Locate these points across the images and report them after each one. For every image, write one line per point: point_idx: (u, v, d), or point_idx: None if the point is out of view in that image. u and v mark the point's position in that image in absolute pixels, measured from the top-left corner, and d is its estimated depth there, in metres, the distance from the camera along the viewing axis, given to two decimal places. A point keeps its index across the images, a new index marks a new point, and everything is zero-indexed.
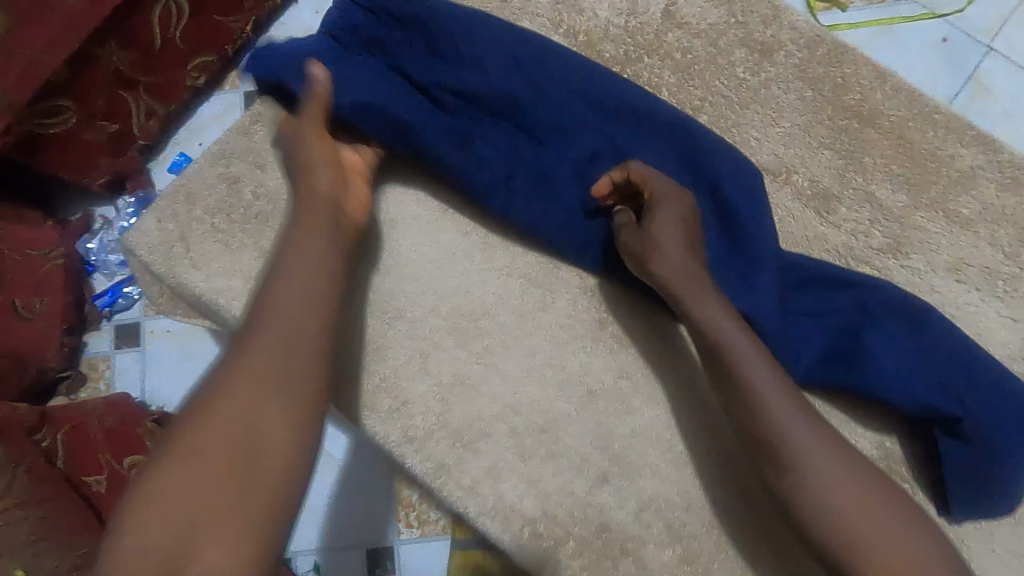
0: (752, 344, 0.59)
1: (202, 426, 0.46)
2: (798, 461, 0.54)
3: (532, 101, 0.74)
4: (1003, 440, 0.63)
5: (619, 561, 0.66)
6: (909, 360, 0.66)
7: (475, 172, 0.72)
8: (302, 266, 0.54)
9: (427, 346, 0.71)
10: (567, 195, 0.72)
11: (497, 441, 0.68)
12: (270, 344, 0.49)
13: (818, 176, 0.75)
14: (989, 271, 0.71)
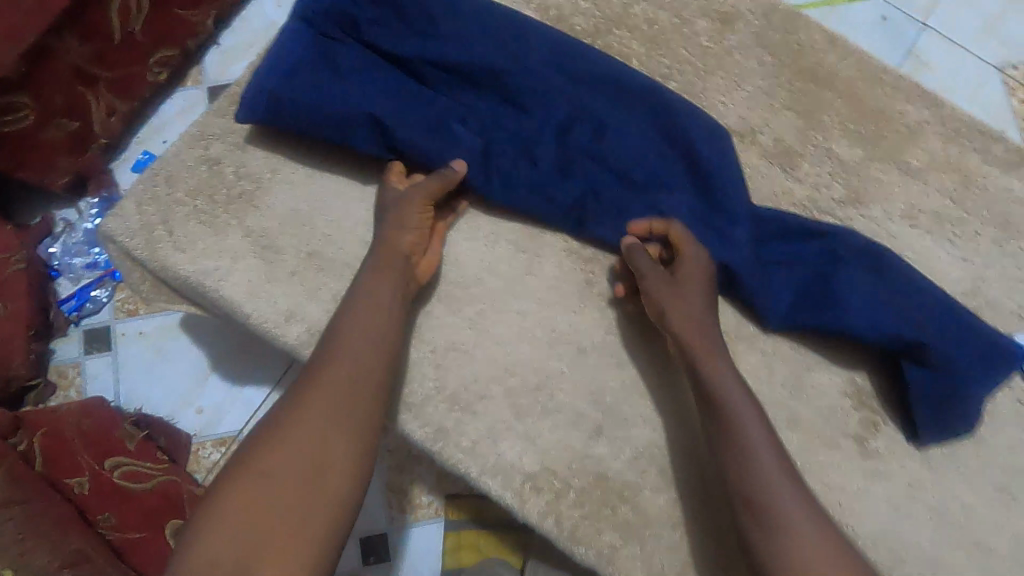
0: (741, 388, 0.64)
1: (278, 451, 0.55)
2: (771, 511, 0.57)
3: (509, 78, 0.77)
4: (959, 363, 0.69)
5: (616, 506, 0.71)
6: (873, 297, 0.71)
7: (459, 148, 0.75)
8: (367, 319, 0.64)
9: (422, 317, 0.75)
10: (548, 165, 0.76)
11: (494, 402, 0.73)
12: (344, 390, 0.59)
13: (781, 135, 0.79)
14: (939, 216, 0.78)
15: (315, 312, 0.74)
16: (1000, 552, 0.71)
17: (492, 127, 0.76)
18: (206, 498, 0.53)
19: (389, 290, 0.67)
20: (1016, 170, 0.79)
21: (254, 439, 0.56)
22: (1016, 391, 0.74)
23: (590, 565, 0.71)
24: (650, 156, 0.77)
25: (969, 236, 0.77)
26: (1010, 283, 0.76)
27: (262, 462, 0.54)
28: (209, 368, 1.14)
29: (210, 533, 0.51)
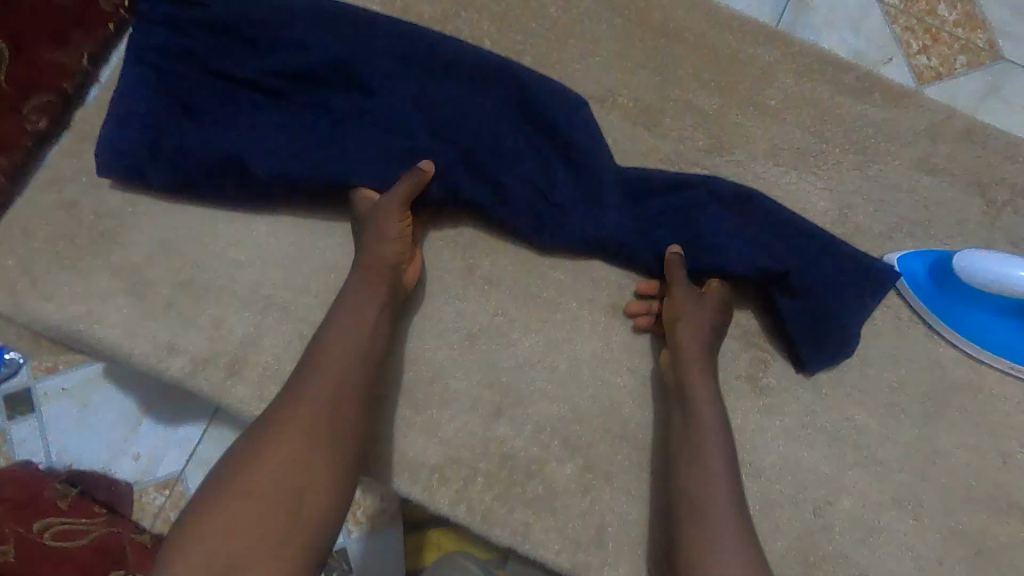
0: (709, 376, 0.67)
1: (259, 466, 0.55)
2: (697, 494, 0.60)
3: (355, 74, 0.74)
4: (829, 291, 0.71)
5: (525, 483, 0.72)
6: (734, 240, 0.72)
7: (314, 152, 0.73)
8: (346, 331, 0.64)
9: (305, 327, 0.74)
10: (407, 155, 0.74)
11: (391, 401, 0.73)
12: (325, 404, 0.59)
13: (640, 94, 0.80)
14: (800, 150, 0.80)
15: (196, 340, 0.73)
16: (894, 464, 0.74)
17: (346, 126, 0.74)
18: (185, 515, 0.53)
19: (372, 301, 0.66)
20: (869, 96, 0.81)
21: (234, 455, 0.56)
22: (891, 308, 0.76)
23: (507, 544, 0.71)
24: (513, 128, 0.75)
25: (832, 166, 0.79)
26: (875, 206, 0.79)
27: (243, 480, 0.54)
28: (139, 415, 1.12)
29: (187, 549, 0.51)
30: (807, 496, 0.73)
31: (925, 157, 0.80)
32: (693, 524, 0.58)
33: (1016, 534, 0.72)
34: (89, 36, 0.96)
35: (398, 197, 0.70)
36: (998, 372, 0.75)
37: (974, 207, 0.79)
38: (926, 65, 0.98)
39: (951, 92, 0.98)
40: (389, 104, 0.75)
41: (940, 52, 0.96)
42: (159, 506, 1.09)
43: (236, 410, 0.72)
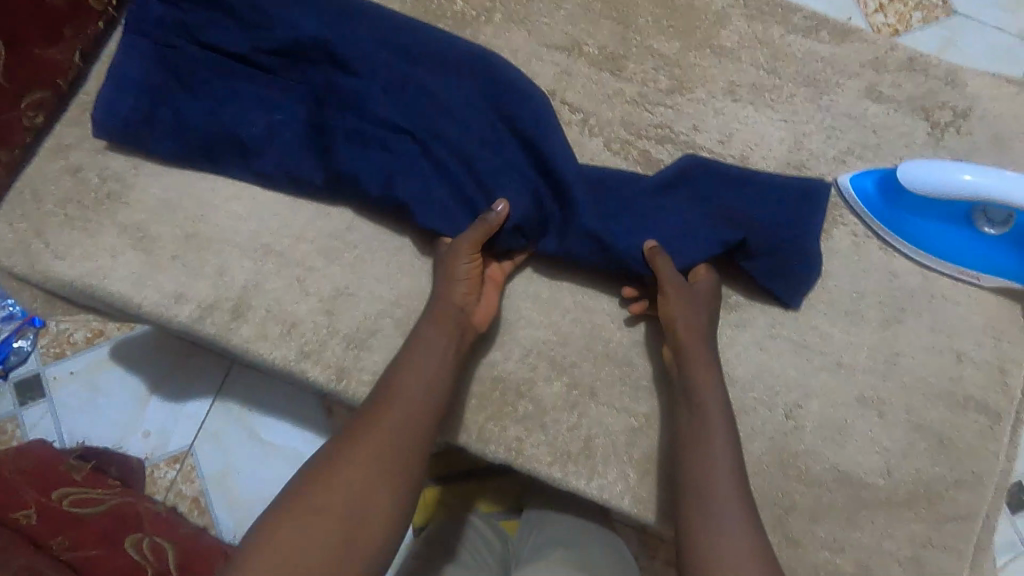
0: (713, 370, 0.71)
1: (328, 488, 0.57)
2: (701, 481, 0.63)
3: (337, 38, 0.80)
4: (781, 234, 0.78)
5: (516, 402, 0.77)
6: (683, 214, 0.80)
7: (303, 113, 0.80)
8: (417, 366, 0.67)
9: (303, 270, 0.79)
10: (385, 108, 0.79)
11: (387, 335, 0.78)
12: (393, 435, 0.61)
13: (604, 43, 0.86)
14: (756, 86, 0.86)
15: (201, 289, 0.78)
16: (858, 367, 0.79)
17: (330, 82, 0.80)
18: (254, 531, 0.55)
19: (440, 337, 0.69)
20: (816, 34, 0.87)
21: (306, 476, 0.59)
22: (848, 225, 0.82)
23: (502, 460, 0.77)
24: (484, 81, 0.82)
25: (785, 99, 0.85)
26: (827, 133, 0.85)
27: (315, 497, 0.56)
28: (148, 393, 1.16)
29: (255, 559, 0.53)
30: (779, 401, 0.78)
31: (872, 86, 0.86)
32: (699, 512, 0.61)
33: (972, 425, 0.78)
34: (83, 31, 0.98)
35: (468, 241, 0.74)
36: (949, 278, 0.81)
37: (919, 130, 0.85)
38: (884, 22, 1.04)
39: (910, 40, 1.03)
40: (370, 61, 0.80)
41: (895, 9, 1.03)
42: (172, 479, 1.14)
43: (242, 350, 0.77)
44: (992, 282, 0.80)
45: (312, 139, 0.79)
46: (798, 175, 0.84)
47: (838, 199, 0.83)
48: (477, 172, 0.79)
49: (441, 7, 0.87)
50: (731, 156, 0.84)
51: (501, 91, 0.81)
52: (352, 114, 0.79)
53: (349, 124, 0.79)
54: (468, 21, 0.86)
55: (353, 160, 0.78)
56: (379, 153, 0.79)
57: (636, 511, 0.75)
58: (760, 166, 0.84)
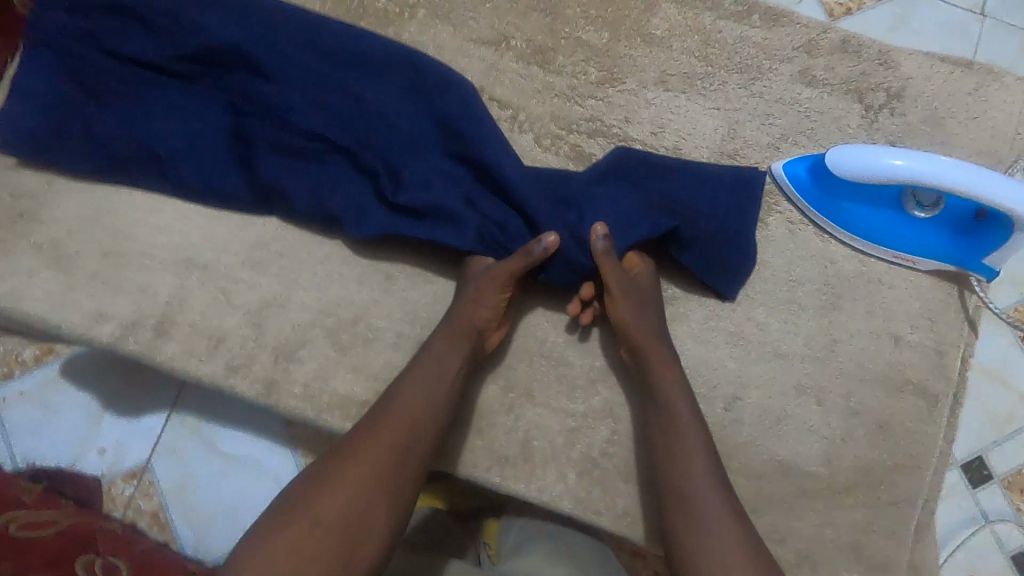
0: (675, 369, 0.71)
1: (328, 501, 0.57)
2: (682, 482, 0.63)
3: (251, 42, 0.77)
4: (716, 226, 0.77)
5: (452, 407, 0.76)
6: (618, 207, 0.77)
7: (219, 119, 0.77)
8: (420, 382, 0.67)
9: (228, 283, 0.77)
10: (303, 111, 0.76)
11: (317, 345, 0.76)
12: (392, 451, 0.62)
13: (532, 36, 0.84)
14: (688, 75, 0.84)
15: (123, 306, 0.76)
16: (796, 355, 0.79)
17: (245, 86, 0.77)
18: (251, 539, 0.56)
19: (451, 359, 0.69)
20: (747, 19, 0.86)
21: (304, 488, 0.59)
22: (783, 213, 0.82)
23: (440, 466, 0.76)
24: (408, 78, 0.79)
25: (718, 87, 0.84)
26: (761, 120, 0.84)
27: (314, 507, 0.57)
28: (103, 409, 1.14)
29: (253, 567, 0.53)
30: (717, 394, 0.78)
31: (805, 70, 0.85)
32: (683, 511, 0.62)
33: (912, 409, 0.78)
34: (10, 44, 0.91)
35: (504, 272, 0.71)
36: (886, 263, 0.80)
37: (854, 113, 0.84)
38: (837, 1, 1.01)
39: (861, 21, 1.00)
40: (286, 61, 0.77)
41: None
42: (129, 496, 1.12)
43: (168, 368, 0.75)
44: (928, 265, 0.79)
45: (230, 148, 0.77)
46: (732, 163, 0.83)
47: (772, 186, 0.82)
48: (402, 174, 0.76)
49: (363, 4, 0.84)
50: (665, 147, 0.83)
51: (424, 88, 0.78)
52: (270, 118, 0.76)
53: (267, 129, 0.76)
54: (391, 18, 0.84)
55: (276, 168, 0.77)
56: (301, 160, 0.77)
57: (575, 511, 0.75)
58: (694, 156, 0.83)
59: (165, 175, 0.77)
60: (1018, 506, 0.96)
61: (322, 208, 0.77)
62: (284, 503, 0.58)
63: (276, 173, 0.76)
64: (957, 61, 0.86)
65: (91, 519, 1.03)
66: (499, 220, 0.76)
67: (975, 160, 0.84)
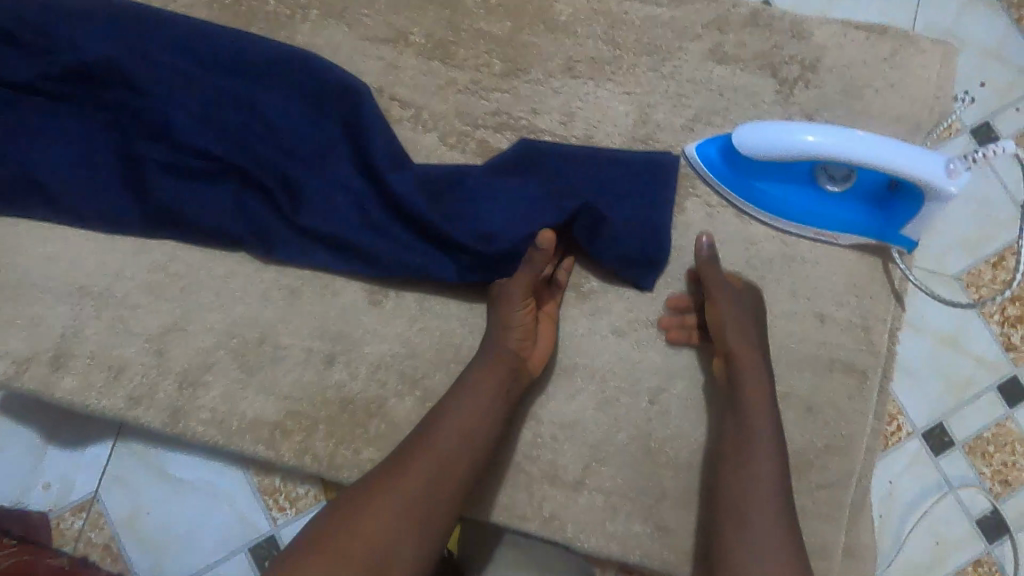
0: (763, 378, 0.69)
1: (360, 525, 0.56)
2: (738, 500, 0.63)
3: (129, 58, 0.73)
4: (627, 215, 0.74)
5: (367, 422, 0.74)
6: (525, 201, 0.73)
7: (103, 142, 0.73)
8: (468, 410, 0.65)
9: (123, 311, 0.74)
10: (189, 125, 0.73)
11: (222, 368, 0.74)
12: (431, 479, 0.61)
13: (431, 30, 0.81)
14: (595, 60, 0.81)
15: (15, 343, 0.73)
16: None
17: (125, 104, 0.73)
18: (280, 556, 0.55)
19: (491, 386, 0.67)
20: None
21: (339, 509, 0.58)
22: (700, 196, 0.79)
23: None
24: (300, 84, 0.75)
25: (628, 70, 0.81)
26: (673, 102, 0.81)
27: (347, 531, 0.56)
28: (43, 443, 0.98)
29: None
30: (641, 388, 0.76)
31: (717, 47, 0.82)
32: (736, 532, 0.61)
33: (840, 388, 0.76)
34: None
35: (521, 286, 0.70)
36: (809, 240, 0.78)
37: (768, 88, 0.82)
38: None
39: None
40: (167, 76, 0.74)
41: None
42: (81, 529, 0.97)
43: (67, 403, 0.72)
44: (850, 240, 0.77)
45: (115, 171, 0.73)
46: (645, 149, 0.80)
47: (688, 169, 0.80)
48: (299, 186, 0.73)
49: (251, 8, 0.80)
50: (575, 136, 0.80)
51: (318, 94, 0.75)
52: (153, 138, 0.73)
53: (150, 149, 0.73)
54: (281, 21, 0.80)
55: (165, 187, 0.73)
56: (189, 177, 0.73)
57: (501, 517, 0.74)
58: (606, 144, 0.80)
59: (49, 204, 0.74)
60: (980, 471, 0.93)
61: (217, 226, 0.74)
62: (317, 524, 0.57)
63: (165, 193, 0.73)
64: (873, 28, 0.83)
65: (36, 556, 0.84)
66: (403, 227, 0.73)
67: (895, 129, 0.82)
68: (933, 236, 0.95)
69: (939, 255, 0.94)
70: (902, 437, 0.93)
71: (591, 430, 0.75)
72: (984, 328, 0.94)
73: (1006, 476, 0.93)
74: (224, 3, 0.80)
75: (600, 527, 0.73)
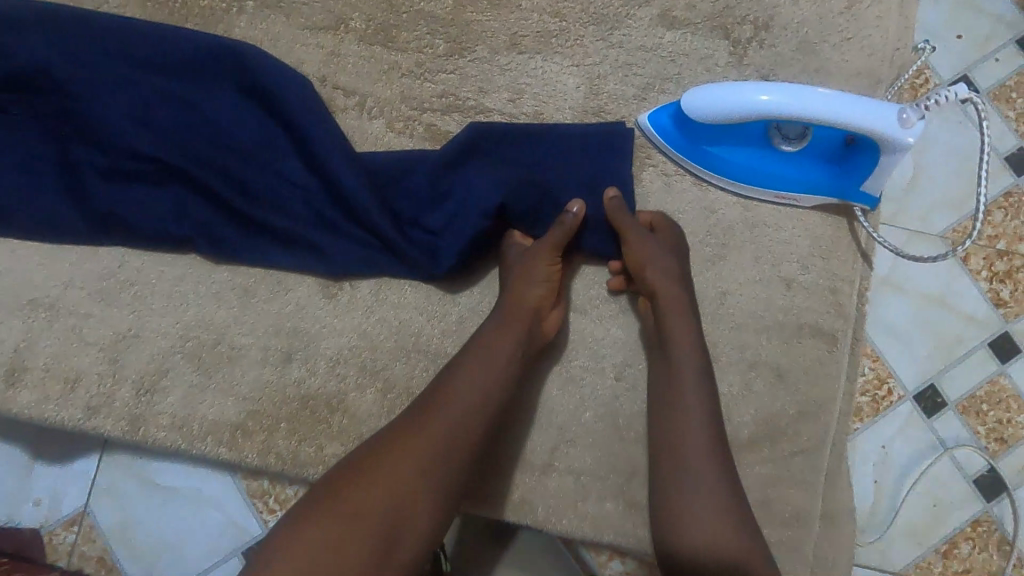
0: (690, 317, 0.68)
1: (368, 491, 0.55)
2: (671, 439, 0.63)
3: (55, 60, 0.71)
4: (580, 189, 0.72)
5: (329, 418, 0.73)
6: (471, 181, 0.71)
7: (38, 149, 0.71)
8: (480, 373, 0.63)
9: (76, 321, 0.73)
10: (123, 127, 0.71)
11: (179, 372, 0.73)
12: (442, 446, 0.59)
13: (371, 14, 0.78)
14: (541, 34, 0.79)
15: None
16: None
17: (57, 110, 0.71)
18: (289, 517, 0.55)
19: (507, 345, 0.64)
20: None
21: (347, 470, 0.58)
22: (656, 165, 0.77)
23: None
24: (234, 74, 0.72)
25: (575, 42, 0.79)
26: (623, 71, 0.79)
27: (354, 497, 0.55)
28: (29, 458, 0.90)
29: (290, 544, 0.52)
30: (606, 365, 0.74)
31: (666, 11, 0.79)
32: (675, 472, 0.62)
33: (810, 352, 0.75)
34: None
35: (550, 242, 0.69)
36: (768, 203, 0.76)
37: (721, 51, 0.79)
38: None
39: None
40: (96, 79, 0.71)
41: None
42: (72, 544, 0.89)
43: (26, 416, 0.72)
44: (810, 201, 0.75)
45: (51, 180, 0.71)
46: (597, 121, 0.78)
47: (643, 139, 0.78)
48: (241, 181, 0.71)
49: (186, 4, 0.78)
50: (525, 114, 0.78)
51: (251, 82, 0.72)
52: (86, 145, 0.71)
53: (85, 156, 0.71)
54: (217, 16, 0.78)
55: (104, 191, 0.71)
56: (127, 179, 0.71)
57: (470, 506, 0.73)
58: (556, 119, 0.78)
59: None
60: (975, 430, 0.90)
61: (162, 228, 0.72)
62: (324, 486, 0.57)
63: (105, 198, 0.71)
64: None
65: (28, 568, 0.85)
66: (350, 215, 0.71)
67: (855, 84, 0.80)
68: (892, 184, 0.92)
69: (923, 213, 0.91)
70: (894, 401, 0.90)
71: (557, 411, 0.74)
72: (971, 285, 0.92)
73: (1002, 433, 0.90)
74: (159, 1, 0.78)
75: (571, 508, 0.73)
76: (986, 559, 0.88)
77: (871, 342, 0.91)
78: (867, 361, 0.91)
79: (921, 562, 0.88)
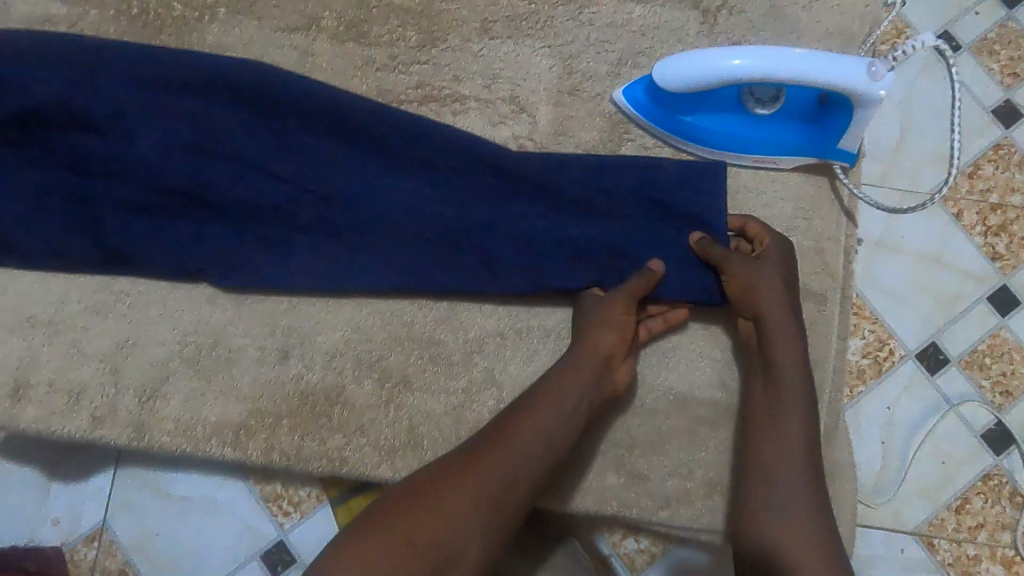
0: (797, 343, 0.67)
1: (427, 520, 0.56)
2: (771, 463, 0.63)
3: (18, 74, 0.69)
4: (561, 167, 0.72)
5: (331, 412, 0.74)
6: (453, 167, 0.72)
7: (11, 164, 0.71)
8: (545, 419, 0.64)
9: (75, 334, 0.75)
10: (96, 137, 0.70)
11: (180, 377, 0.74)
12: (502, 483, 0.60)
13: (342, 12, 0.79)
14: (512, 18, 0.79)
15: None
16: None
17: (24, 123, 0.70)
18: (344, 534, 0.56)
19: (571, 392, 0.65)
20: None
21: (406, 495, 0.58)
22: (635, 140, 0.78)
23: (330, 473, 0.74)
24: (199, 73, 0.71)
25: (545, 23, 0.79)
26: (595, 49, 0.79)
27: (412, 525, 0.56)
28: (47, 480, 0.91)
29: (348, 560, 0.53)
30: None
31: None
32: (771, 494, 0.62)
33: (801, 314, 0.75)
34: None
35: (626, 291, 0.68)
36: (750, 168, 0.77)
37: (692, 21, 0.80)
38: None
39: None
40: (63, 83, 0.70)
41: None
42: (93, 559, 0.90)
43: (34, 431, 0.73)
44: (792, 162, 0.75)
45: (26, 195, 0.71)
46: (573, 101, 0.79)
47: (620, 116, 0.78)
48: (218, 183, 0.70)
49: (159, 16, 0.79)
50: (501, 98, 0.79)
51: (217, 81, 0.71)
52: (62, 158, 0.71)
53: (63, 170, 0.71)
54: (189, 25, 0.79)
55: (83, 203, 0.71)
56: (102, 190, 0.70)
57: None
58: (532, 101, 0.79)
59: None
60: (980, 384, 0.90)
61: (144, 235, 0.71)
62: (381, 510, 0.58)
63: (84, 210, 0.71)
64: None
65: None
66: (333, 211, 0.71)
67: (828, 43, 0.80)
68: (873, 146, 0.92)
69: (909, 171, 0.91)
70: (897, 361, 0.90)
71: None
72: (967, 243, 0.92)
73: (1007, 385, 0.90)
74: (132, 14, 0.79)
75: (575, 483, 0.73)
76: (999, 512, 0.88)
77: (867, 303, 0.91)
78: (866, 324, 0.91)
79: (933, 520, 0.89)
